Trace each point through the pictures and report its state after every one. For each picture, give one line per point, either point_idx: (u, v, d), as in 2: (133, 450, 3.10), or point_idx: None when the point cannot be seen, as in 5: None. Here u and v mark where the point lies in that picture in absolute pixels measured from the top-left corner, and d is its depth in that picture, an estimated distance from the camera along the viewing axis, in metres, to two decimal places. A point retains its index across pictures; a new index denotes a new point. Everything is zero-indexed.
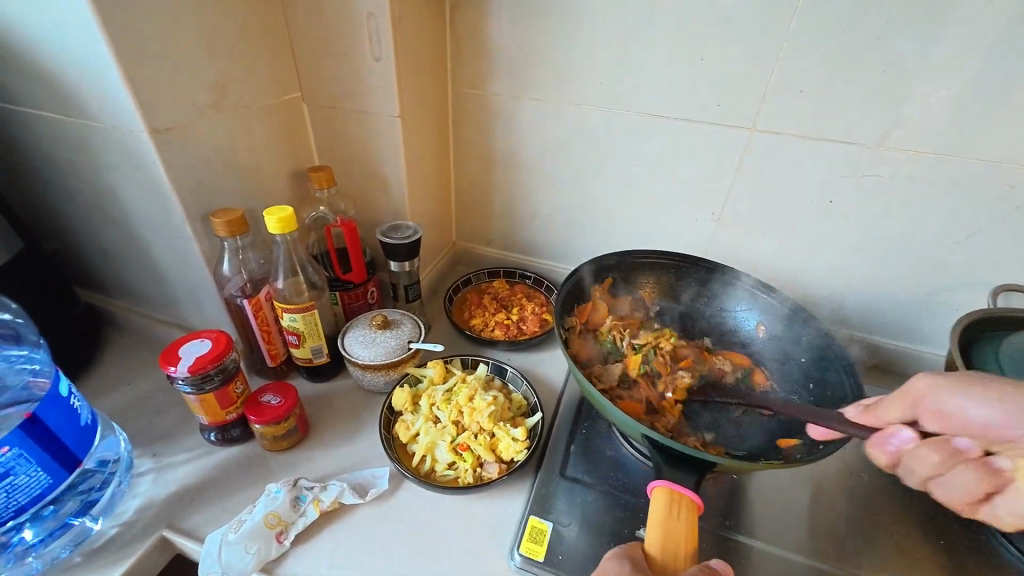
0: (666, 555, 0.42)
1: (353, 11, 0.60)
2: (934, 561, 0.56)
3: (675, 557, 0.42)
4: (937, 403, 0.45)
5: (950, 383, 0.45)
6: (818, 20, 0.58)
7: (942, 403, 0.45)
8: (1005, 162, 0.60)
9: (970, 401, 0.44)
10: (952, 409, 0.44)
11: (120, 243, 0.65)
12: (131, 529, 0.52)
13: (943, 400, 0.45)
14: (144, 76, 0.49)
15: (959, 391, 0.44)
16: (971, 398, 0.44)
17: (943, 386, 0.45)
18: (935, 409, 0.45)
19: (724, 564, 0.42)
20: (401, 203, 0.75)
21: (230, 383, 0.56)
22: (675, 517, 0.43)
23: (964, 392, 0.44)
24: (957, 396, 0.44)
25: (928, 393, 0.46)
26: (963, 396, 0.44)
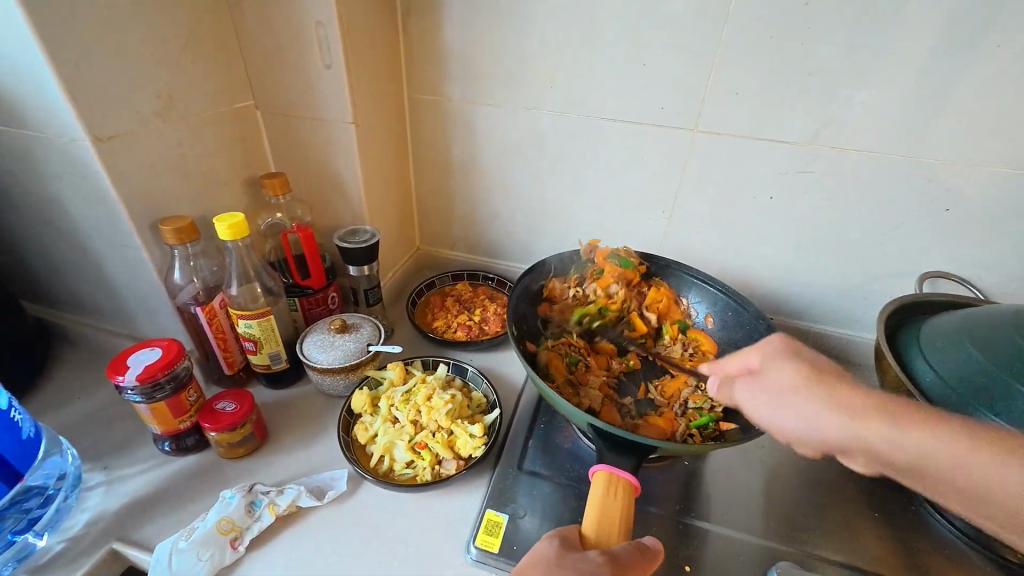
0: (601, 532, 0.44)
1: (301, 19, 0.61)
2: (870, 531, 0.59)
3: (609, 533, 0.44)
4: (761, 382, 0.44)
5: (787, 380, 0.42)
6: (748, 27, 0.62)
7: (771, 376, 0.43)
8: (922, 158, 0.65)
9: (772, 408, 0.42)
10: (768, 389, 0.43)
11: (68, 253, 0.64)
12: (80, 543, 0.51)
13: (777, 372, 0.43)
14: (85, 85, 0.49)
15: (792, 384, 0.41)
16: (785, 402, 0.42)
17: (753, 382, 0.45)
18: (758, 384, 0.44)
19: (654, 539, 0.44)
20: (359, 208, 0.76)
21: (183, 391, 0.56)
22: (613, 498, 0.45)
23: (796, 390, 0.41)
24: (772, 390, 0.43)
25: (766, 370, 0.44)
26: (790, 394, 0.41)
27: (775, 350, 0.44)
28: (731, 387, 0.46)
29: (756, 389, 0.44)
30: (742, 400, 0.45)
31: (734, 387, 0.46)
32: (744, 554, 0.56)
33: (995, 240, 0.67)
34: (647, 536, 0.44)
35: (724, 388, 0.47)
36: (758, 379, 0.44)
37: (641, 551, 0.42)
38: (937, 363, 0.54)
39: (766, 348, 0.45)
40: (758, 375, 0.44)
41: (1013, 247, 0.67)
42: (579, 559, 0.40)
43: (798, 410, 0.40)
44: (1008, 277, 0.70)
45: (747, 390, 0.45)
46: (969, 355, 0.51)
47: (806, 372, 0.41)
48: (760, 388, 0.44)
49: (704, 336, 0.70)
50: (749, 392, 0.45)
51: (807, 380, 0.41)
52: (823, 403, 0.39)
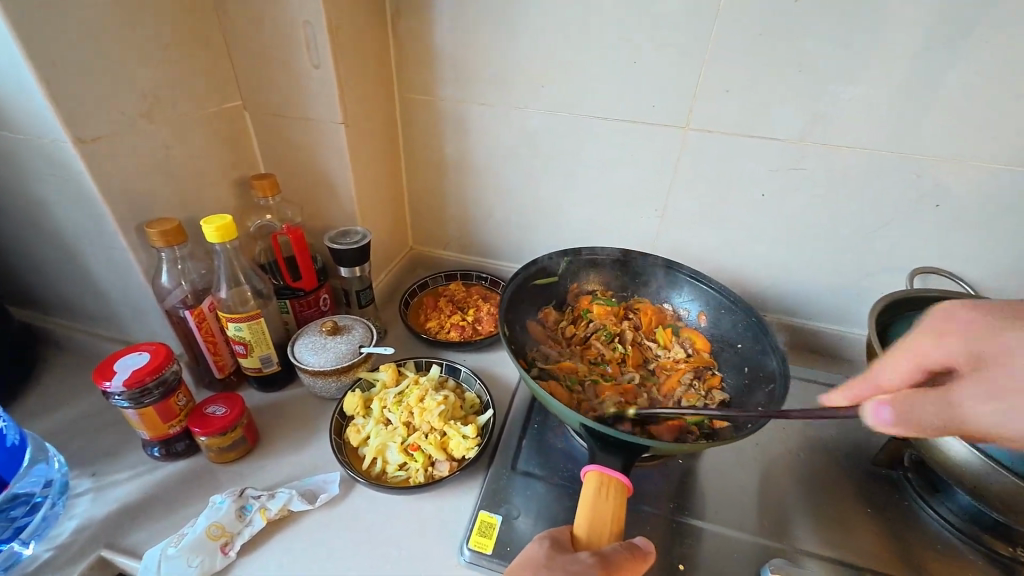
0: (592, 532, 0.44)
1: (288, 19, 0.61)
2: (862, 526, 0.59)
3: (600, 533, 0.43)
4: (989, 377, 0.31)
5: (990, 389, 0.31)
6: (739, 24, 0.62)
7: (999, 366, 0.31)
8: (910, 154, 0.65)
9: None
10: (988, 380, 0.31)
11: (54, 257, 0.63)
12: (68, 550, 0.50)
13: (1007, 360, 0.31)
14: (68, 86, 0.48)
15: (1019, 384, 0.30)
16: (1007, 395, 0.30)
17: (954, 387, 0.32)
18: (977, 380, 0.31)
19: (644, 539, 0.44)
20: (350, 209, 0.75)
21: (172, 395, 0.55)
22: (604, 497, 0.45)
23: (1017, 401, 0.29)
24: (1004, 390, 0.30)
25: (989, 363, 0.31)
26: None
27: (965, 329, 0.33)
28: (930, 402, 0.32)
29: (990, 394, 0.31)
30: (962, 413, 0.31)
31: (944, 393, 0.32)
32: (739, 551, 0.56)
33: (985, 236, 0.68)
34: (637, 536, 0.44)
35: (924, 411, 0.32)
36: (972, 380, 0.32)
37: (631, 550, 0.42)
38: None
39: (950, 333, 0.34)
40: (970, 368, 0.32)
41: (1001, 243, 0.68)
42: (570, 560, 0.40)
43: (1022, 406, 0.29)
44: (997, 273, 0.70)
45: (964, 393, 0.32)
46: None
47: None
48: (980, 385, 0.31)
49: (700, 335, 0.69)
50: (966, 397, 0.31)
51: (1018, 340, 0.31)
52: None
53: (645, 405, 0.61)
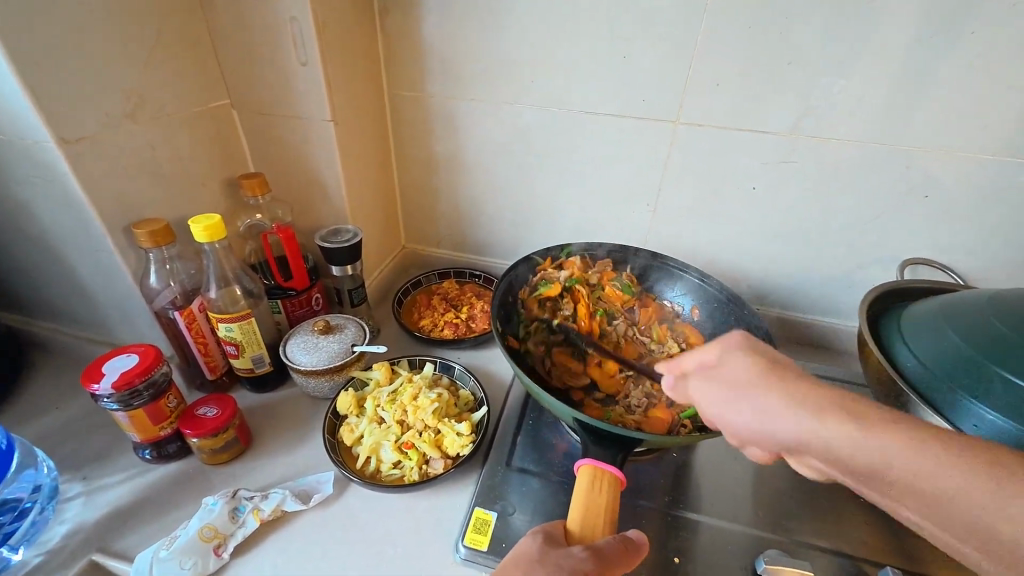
0: (585, 526, 0.43)
1: (274, 16, 0.60)
2: (856, 516, 0.60)
3: (593, 528, 0.43)
4: (716, 374, 0.39)
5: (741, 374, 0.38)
6: (727, 17, 0.62)
7: (725, 369, 0.39)
8: (899, 146, 0.65)
9: (757, 418, 0.36)
10: (728, 382, 0.38)
11: (41, 260, 0.62)
12: (59, 555, 0.50)
13: (729, 364, 0.39)
14: (50, 84, 0.48)
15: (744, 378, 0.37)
16: (743, 396, 0.37)
17: (709, 373, 0.40)
18: (709, 373, 0.40)
19: (637, 532, 0.43)
20: (341, 207, 0.75)
21: (162, 397, 0.55)
22: (597, 491, 0.45)
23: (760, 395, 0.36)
24: (728, 382, 0.38)
25: (720, 362, 0.40)
26: (757, 391, 0.36)
27: (739, 351, 0.39)
28: (684, 384, 0.42)
29: (719, 385, 0.39)
30: (701, 396, 0.41)
31: (693, 386, 0.41)
32: (734, 543, 0.56)
33: (974, 226, 0.68)
34: (631, 529, 0.44)
35: (680, 388, 0.43)
36: (714, 372, 0.40)
37: (624, 543, 0.42)
38: (919, 347, 0.54)
39: (723, 344, 0.40)
40: (716, 367, 0.40)
41: (991, 233, 0.68)
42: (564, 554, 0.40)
43: (747, 402, 0.37)
44: (987, 263, 0.71)
45: (710, 386, 0.40)
46: (948, 340, 0.51)
47: (764, 364, 0.37)
48: (716, 379, 0.39)
49: (692, 328, 0.70)
50: (708, 389, 0.40)
51: (761, 372, 0.37)
52: (773, 400, 0.35)
53: (636, 398, 0.62)
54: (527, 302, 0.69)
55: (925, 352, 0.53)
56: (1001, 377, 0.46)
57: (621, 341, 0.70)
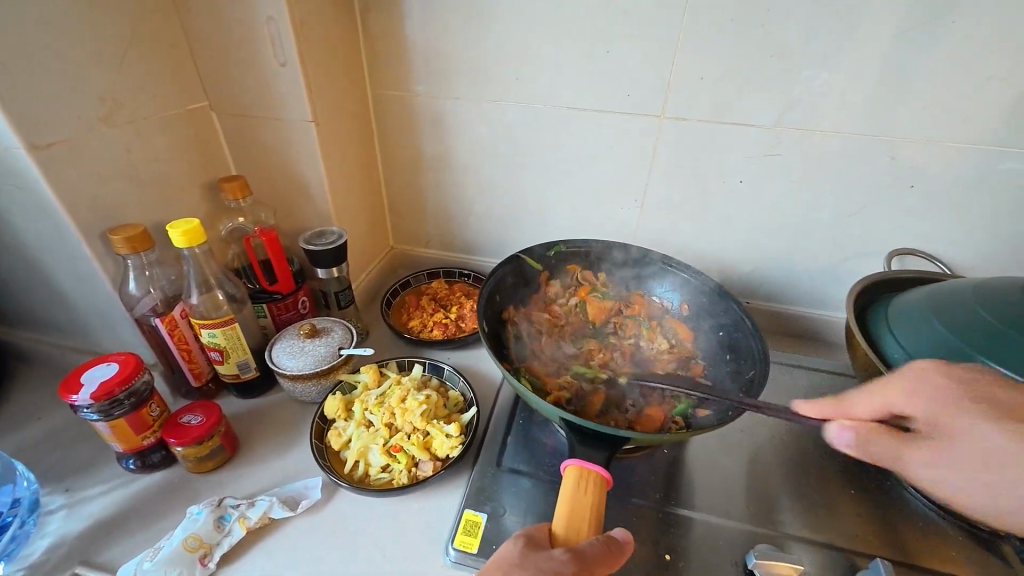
0: (570, 528, 0.43)
1: (250, 15, 0.59)
2: (847, 507, 0.60)
3: (577, 531, 0.43)
4: (945, 453, 0.36)
5: (966, 440, 0.35)
6: (709, 11, 0.61)
7: (964, 442, 0.35)
8: (883, 137, 0.65)
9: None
10: (981, 469, 0.35)
11: (18, 268, 0.61)
12: (41, 569, 0.49)
13: (953, 437, 0.36)
14: (18, 88, 0.46)
15: (978, 448, 0.35)
16: (978, 473, 0.35)
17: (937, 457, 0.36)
18: (915, 442, 0.38)
19: (623, 531, 0.43)
20: (325, 209, 0.74)
21: (144, 406, 0.54)
22: (583, 493, 0.45)
23: (986, 455, 0.34)
24: (954, 461, 0.36)
25: (942, 436, 0.37)
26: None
27: (952, 403, 0.37)
28: (896, 452, 0.38)
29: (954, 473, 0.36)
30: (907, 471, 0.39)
31: (904, 460, 0.38)
32: (728, 539, 0.56)
33: (961, 215, 0.68)
34: (617, 530, 0.43)
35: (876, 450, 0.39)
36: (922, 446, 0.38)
37: (608, 544, 0.41)
38: (907, 340, 0.54)
39: (919, 401, 0.39)
40: (919, 436, 0.38)
41: (977, 222, 0.68)
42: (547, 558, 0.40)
43: (1006, 487, 0.34)
44: (974, 252, 0.71)
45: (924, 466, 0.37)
46: (934, 332, 0.52)
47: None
48: (949, 463, 0.36)
49: (680, 324, 0.69)
50: (921, 467, 0.37)
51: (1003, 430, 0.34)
52: (992, 480, 0.34)
53: (632, 398, 0.59)
54: (517, 313, 0.68)
55: (914, 345, 0.53)
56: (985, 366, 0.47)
57: (609, 347, 0.68)
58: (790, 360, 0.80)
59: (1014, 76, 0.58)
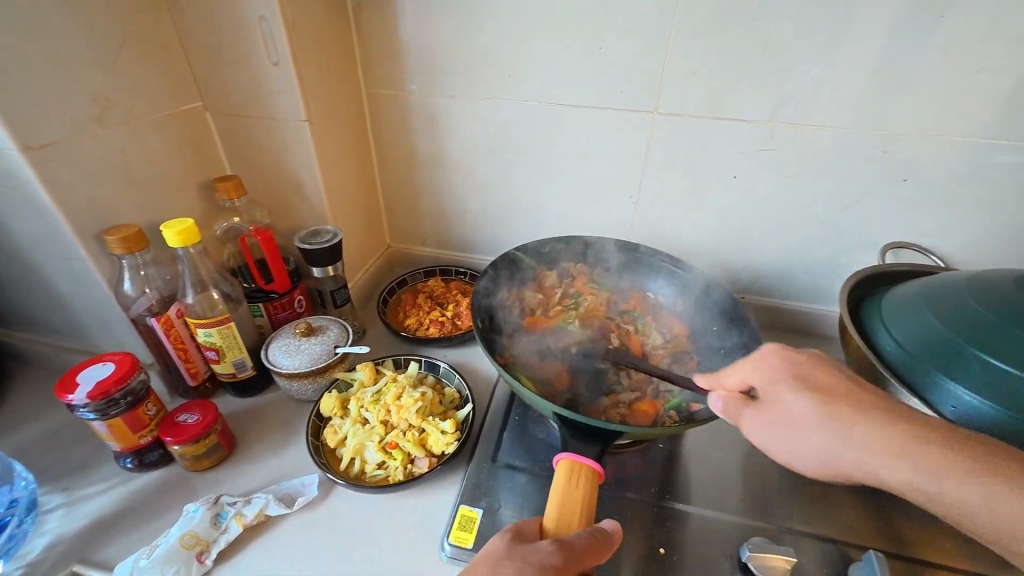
0: (561, 522, 0.43)
1: (242, 15, 0.59)
2: (842, 500, 0.60)
3: (567, 525, 0.43)
4: (780, 412, 0.43)
5: (806, 412, 0.42)
6: (700, 6, 0.61)
7: (788, 406, 0.43)
8: (876, 130, 0.65)
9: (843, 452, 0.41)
10: (786, 420, 0.43)
11: (15, 270, 0.62)
12: (39, 568, 0.49)
13: (786, 404, 0.43)
14: (11, 89, 0.46)
15: (809, 415, 0.42)
16: (800, 430, 0.42)
17: (765, 411, 0.44)
18: (771, 410, 0.44)
19: (613, 522, 0.44)
20: (321, 208, 0.74)
21: (141, 405, 0.54)
22: (574, 487, 0.45)
23: (814, 423, 0.41)
24: (788, 423, 0.43)
25: (777, 398, 0.44)
26: (825, 430, 0.41)
27: (794, 377, 0.44)
28: (739, 411, 0.46)
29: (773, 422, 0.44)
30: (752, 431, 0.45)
31: (744, 419, 0.45)
32: (723, 532, 0.56)
33: (955, 208, 0.68)
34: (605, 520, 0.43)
35: (730, 411, 0.46)
36: (767, 407, 0.44)
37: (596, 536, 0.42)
38: (900, 332, 0.54)
39: (769, 372, 0.45)
40: (767, 399, 0.45)
41: (972, 214, 0.68)
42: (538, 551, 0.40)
43: (811, 438, 0.42)
44: (969, 244, 0.71)
45: (759, 423, 0.44)
46: (932, 326, 0.51)
47: (830, 403, 0.41)
48: (779, 420, 0.43)
49: (675, 320, 0.69)
50: (760, 426, 0.44)
51: (832, 404, 0.41)
52: (837, 439, 0.41)
53: (623, 390, 0.61)
54: (512, 299, 0.69)
55: (908, 338, 0.53)
56: (979, 359, 0.47)
57: (603, 333, 0.68)
58: None
59: (1006, 68, 0.58)
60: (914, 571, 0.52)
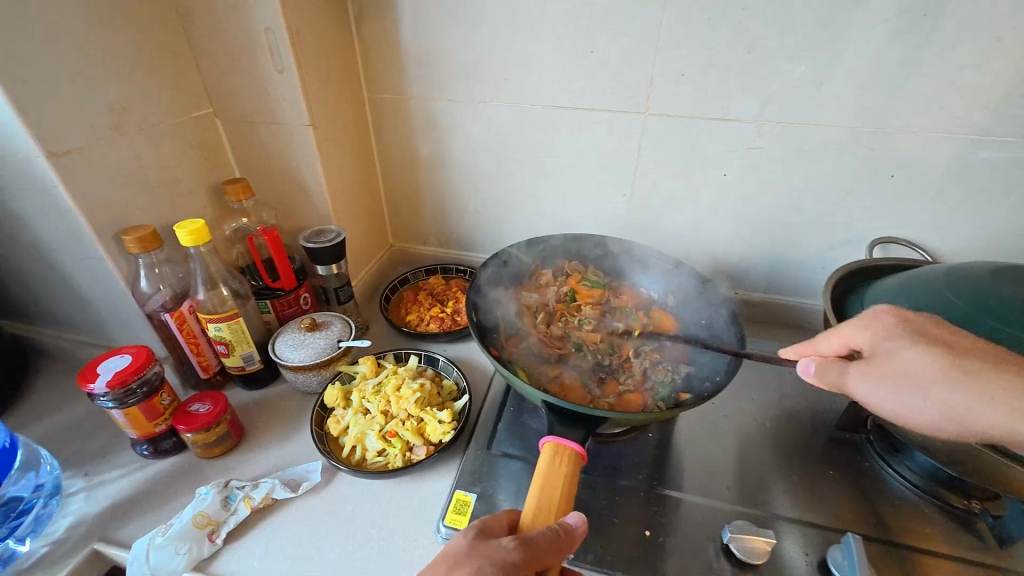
0: (542, 503, 0.45)
1: (249, 26, 0.63)
2: (829, 488, 0.61)
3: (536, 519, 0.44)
4: (888, 367, 0.42)
5: (925, 366, 0.40)
6: (686, 10, 0.64)
7: (898, 364, 0.42)
8: (861, 128, 0.67)
9: (920, 407, 0.40)
10: (898, 373, 0.41)
11: (38, 269, 0.65)
12: (62, 546, 0.52)
13: (898, 358, 0.42)
14: (36, 100, 0.50)
15: (924, 372, 0.40)
16: (914, 384, 0.41)
17: (870, 367, 0.43)
18: (875, 368, 0.43)
19: (580, 517, 0.43)
20: (325, 208, 0.77)
21: (156, 395, 0.58)
22: (557, 466, 0.47)
23: (936, 378, 0.40)
24: (901, 377, 0.41)
25: (886, 354, 0.43)
26: (931, 385, 0.40)
27: (896, 336, 0.43)
28: (842, 371, 0.44)
29: (877, 380, 0.42)
30: (861, 390, 0.43)
31: (848, 377, 0.44)
32: (710, 518, 0.58)
33: (942, 203, 0.70)
34: (573, 516, 0.43)
35: (828, 372, 0.45)
36: (878, 364, 0.43)
37: (561, 533, 0.42)
38: None
39: (880, 331, 0.44)
40: (873, 357, 0.43)
41: (959, 209, 0.69)
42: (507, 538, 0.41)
43: (926, 393, 0.40)
44: (956, 239, 0.72)
45: (864, 379, 0.43)
46: None
47: (944, 355, 0.40)
48: (886, 375, 0.42)
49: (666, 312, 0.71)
50: (866, 382, 0.43)
51: (947, 361, 0.40)
52: (925, 394, 0.40)
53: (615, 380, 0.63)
54: (507, 294, 0.72)
55: None
56: None
57: (597, 326, 0.70)
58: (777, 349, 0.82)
59: (985, 65, 0.59)
60: (896, 554, 0.54)
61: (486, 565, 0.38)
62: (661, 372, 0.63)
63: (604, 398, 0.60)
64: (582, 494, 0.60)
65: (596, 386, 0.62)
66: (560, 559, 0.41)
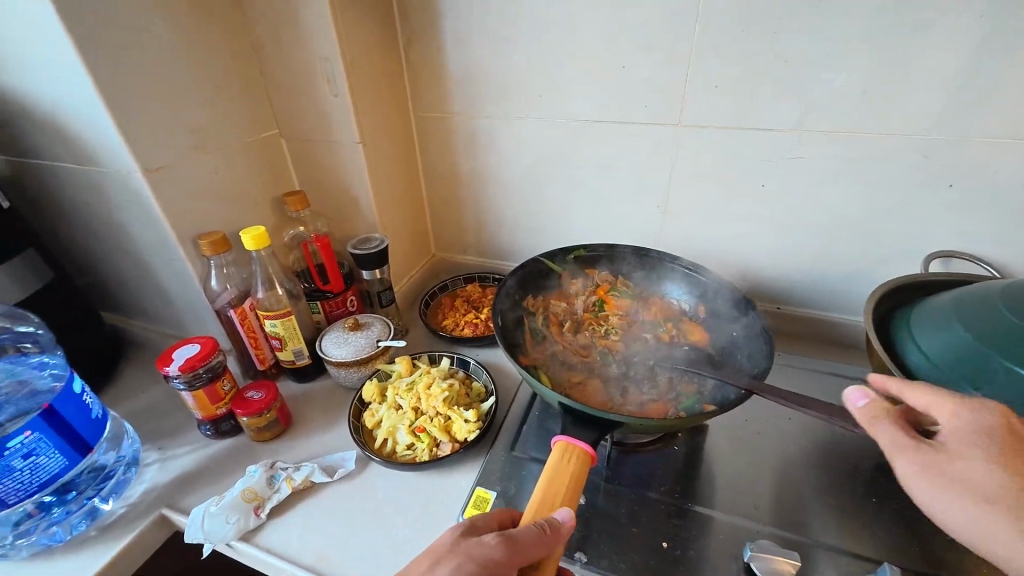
0: (539, 500, 0.46)
1: (311, 56, 0.70)
2: (872, 518, 0.57)
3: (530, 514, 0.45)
4: (945, 469, 0.40)
5: (981, 485, 0.38)
6: (719, 21, 0.64)
7: (956, 468, 0.39)
8: (913, 135, 0.63)
9: (945, 509, 0.39)
10: (952, 479, 0.39)
11: (132, 268, 0.76)
12: (137, 508, 0.60)
13: (962, 463, 0.39)
14: (138, 126, 0.60)
15: (977, 486, 0.38)
16: (961, 495, 0.38)
17: (928, 459, 0.40)
18: (930, 458, 0.40)
19: (566, 513, 0.45)
20: (372, 218, 0.84)
21: (218, 380, 0.65)
22: (565, 463, 0.49)
23: (990, 500, 0.37)
24: (950, 483, 0.39)
25: (952, 457, 0.40)
26: (976, 500, 0.38)
27: (978, 442, 0.39)
28: (892, 438, 0.42)
29: (928, 473, 0.40)
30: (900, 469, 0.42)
31: (898, 454, 0.42)
32: (736, 537, 0.56)
33: (1009, 214, 0.64)
34: (561, 511, 0.45)
35: (883, 434, 0.43)
36: (940, 459, 0.40)
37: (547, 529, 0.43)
38: (925, 341, 0.52)
39: (969, 426, 0.40)
40: (942, 451, 0.40)
41: None
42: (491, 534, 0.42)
43: (964, 506, 0.38)
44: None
45: (912, 463, 0.41)
46: (958, 335, 0.50)
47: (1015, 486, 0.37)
48: (937, 472, 0.40)
49: (697, 326, 0.70)
50: (914, 469, 0.41)
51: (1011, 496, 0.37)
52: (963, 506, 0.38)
53: (637, 390, 0.63)
54: (535, 303, 0.74)
55: (932, 346, 0.51)
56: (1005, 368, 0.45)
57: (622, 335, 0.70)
58: (819, 368, 0.78)
59: None
60: None
61: (467, 563, 0.39)
62: (686, 383, 0.62)
63: (624, 406, 0.61)
64: (601, 501, 0.60)
65: (615, 394, 0.63)
66: (543, 554, 0.42)
